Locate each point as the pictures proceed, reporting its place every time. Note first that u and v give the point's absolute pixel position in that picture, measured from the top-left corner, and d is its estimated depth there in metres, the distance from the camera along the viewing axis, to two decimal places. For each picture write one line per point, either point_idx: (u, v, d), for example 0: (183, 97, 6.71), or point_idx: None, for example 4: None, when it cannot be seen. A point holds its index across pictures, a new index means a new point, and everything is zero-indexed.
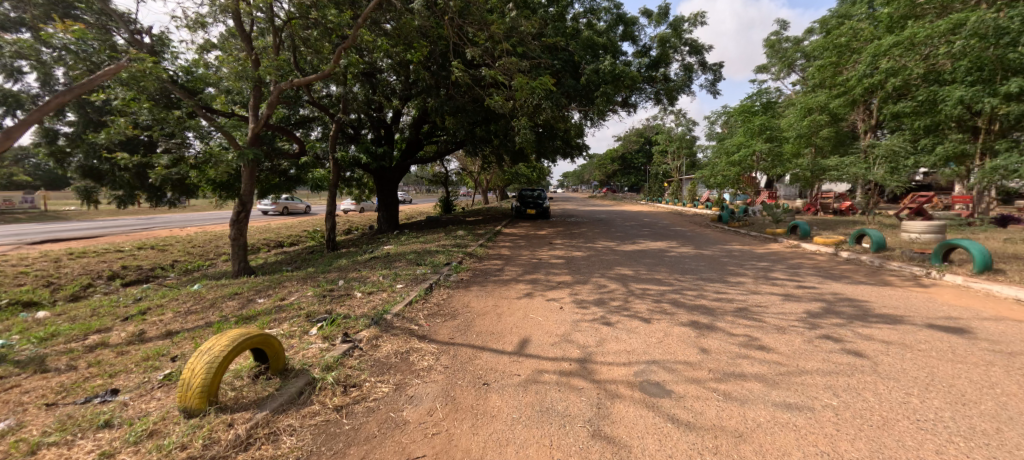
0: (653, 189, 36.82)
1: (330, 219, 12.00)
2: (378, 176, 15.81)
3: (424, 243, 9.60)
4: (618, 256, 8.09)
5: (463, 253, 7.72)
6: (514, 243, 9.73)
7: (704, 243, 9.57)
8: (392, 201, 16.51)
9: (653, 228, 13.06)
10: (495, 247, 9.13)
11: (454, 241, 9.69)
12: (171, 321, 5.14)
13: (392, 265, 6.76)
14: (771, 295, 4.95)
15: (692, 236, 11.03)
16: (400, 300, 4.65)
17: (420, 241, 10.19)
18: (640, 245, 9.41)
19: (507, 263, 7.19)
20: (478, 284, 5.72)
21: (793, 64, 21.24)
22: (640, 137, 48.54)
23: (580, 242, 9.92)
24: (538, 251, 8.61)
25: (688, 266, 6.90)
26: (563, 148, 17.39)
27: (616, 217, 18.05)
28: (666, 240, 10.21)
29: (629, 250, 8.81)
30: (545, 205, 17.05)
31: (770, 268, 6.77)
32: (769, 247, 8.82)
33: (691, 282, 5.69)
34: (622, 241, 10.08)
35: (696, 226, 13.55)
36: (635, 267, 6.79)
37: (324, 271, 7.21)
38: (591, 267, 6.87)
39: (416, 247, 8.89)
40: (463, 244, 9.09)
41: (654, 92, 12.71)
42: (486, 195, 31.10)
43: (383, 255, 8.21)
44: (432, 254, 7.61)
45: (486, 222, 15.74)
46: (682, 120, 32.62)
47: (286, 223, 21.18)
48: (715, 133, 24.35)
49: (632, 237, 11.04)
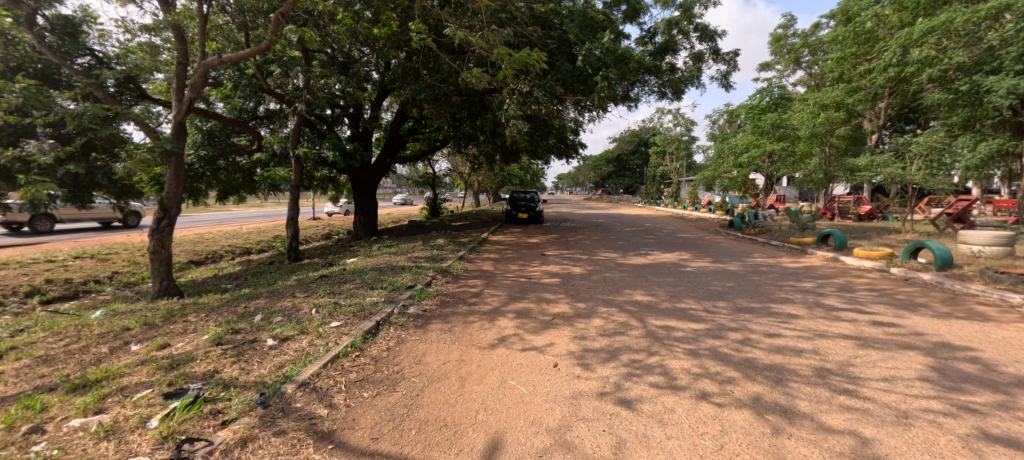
0: (650, 191, 35.53)
1: (292, 225, 10.51)
2: (354, 176, 14.36)
3: (394, 255, 8.14)
4: (624, 272, 6.68)
5: (435, 271, 6.28)
6: (501, 256, 8.26)
7: (722, 255, 8.18)
8: (371, 205, 15.04)
9: (659, 236, 11.67)
10: (477, 260, 7.69)
11: (429, 253, 8.23)
12: (5, 377, 3.64)
13: (339, 289, 5.29)
14: (847, 342, 3.56)
15: (704, 245, 9.65)
16: (322, 354, 3.22)
17: (393, 252, 8.72)
18: (648, 257, 8.01)
19: (487, 284, 5.76)
20: (444, 318, 4.29)
21: (799, 61, 20.08)
22: (635, 138, 47.26)
23: (577, 253, 8.48)
24: (527, 266, 7.17)
25: (714, 289, 5.48)
26: (558, 146, 16.04)
27: (615, 221, 16.65)
28: (676, 251, 8.81)
29: (636, 264, 7.39)
30: (537, 209, 15.65)
31: (817, 291, 5.37)
32: (800, 261, 7.45)
33: (727, 316, 4.29)
34: (626, 252, 8.66)
35: (705, 233, 12.18)
36: (649, 290, 5.38)
37: (258, 293, 5.73)
38: (593, 290, 5.44)
39: (382, 261, 7.42)
40: (439, 257, 7.64)
41: (658, 85, 11.37)
42: (476, 197, 29.59)
43: (340, 271, 6.74)
44: (395, 272, 6.15)
45: (473, 228, 14.32)
46: (680, 121, 31.36)
47: (258, 227, 19.56)
48: (718, 134, 23.09)
49: (636, 246, 9.62)
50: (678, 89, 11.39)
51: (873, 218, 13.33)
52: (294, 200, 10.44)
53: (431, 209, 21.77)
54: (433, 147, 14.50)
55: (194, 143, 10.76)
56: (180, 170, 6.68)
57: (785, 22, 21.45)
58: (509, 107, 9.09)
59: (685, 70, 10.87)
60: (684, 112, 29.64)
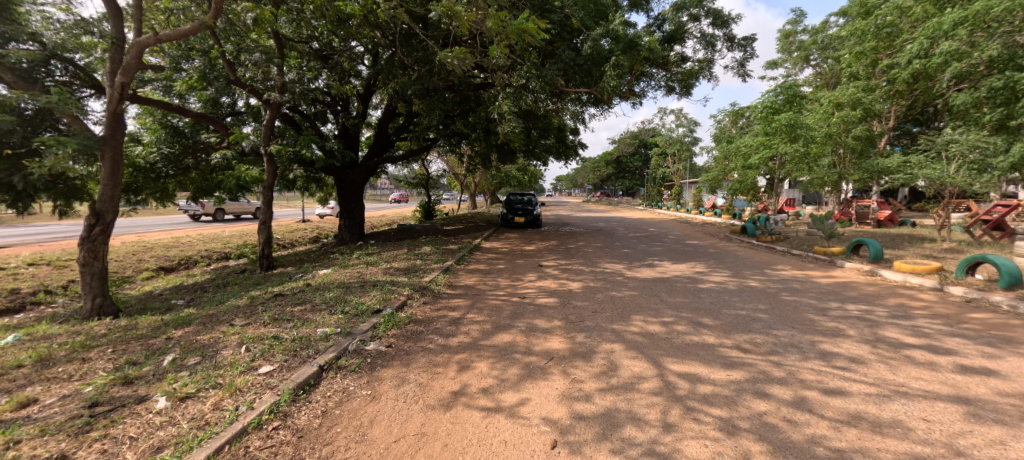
0: (651, 194, 34.58)
1: (264, 231, 9.55)
2: (339, 178, 13.44)
3: (372, 266, 7.20)
4: (631, 288, 5.75)
5: (411, 287, 5.34)
6: (491, 267, 7.33)
7: (742, 267, 7.23)
8: (359, 209, 14.12)
9: (666, 243, 10.73)
10: (463, 272, 6.76)
11: (411, 264, 7.30)
12: None
13: (289, 313, 4.34)
14: (948, 407, 2.63)
15: (717, 255, 8.73)
16: (222, 431, 2.31)
17: (371, 262, 7.78)
18: (658, 270, 7.08)
19: (471, 306, 4.83)
20: (410, 359, 3.36)
21: (808, 58, 19.27)
22: (636, 140, 46.44)
23: (577, 264, 7.54)
24: (520, 280, 6.24)
25: (743, 314, 4.55)
26: (557, 146, 15.16)
27: (616, 225, 15.72)
28: (688, 262, 7.89)
29: (645, 278, 6.45)
30: (535, 213, 14.71)
31: (870, 317, 4.43)
32: (833, 276, 6.53)
33: (772, 358, 3.36)
34: (631, 263, 7.73)
35: (716, 240, 11.25)
36: (665, 315, 4.44)
37: (197, 316, 4.78)
38: (598, 314, 4.50)
39: (356, 274, 6.46)
40: (421, 270, 6.70)
41: (667, 79, 10.67)
42: (472, 199, 28.74)
43: (304, 287, 5.80)
44: (365, 289, 5.20)
45: (466, 232, 13.39)
46: (683, 121, 30.53)
47: (243, 230, 18.60)
48: (722, 134, 22.26)
49: (643, 255, 8.69)
50: (687, 82, 10.69)
51: (895, 224, 12.42)
52: (267, 203, 9.51)
53: (424, 211, 20.86)
54: (424, 147, 13.63)
55: (158, 140, 9.80)
56: (117, 167, 5.77)
57: (795, 18, 20.59)
58: (504, 99, 8.13)
59: (696, 62, 10.14)
60: (687, 113, 28.79)
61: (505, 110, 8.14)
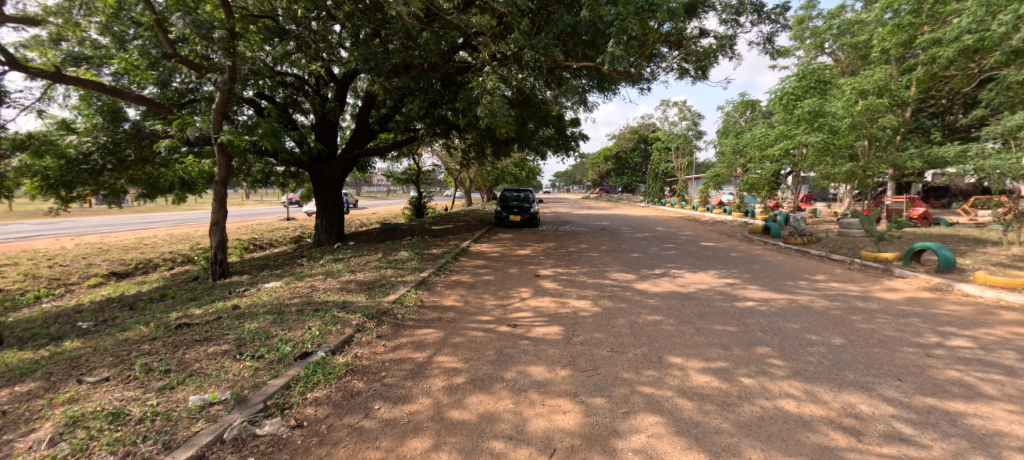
0: (652, 190, 32.47)
1: (218, 232, 8.22)
2: (315, 172, 12.07)
3: (332, 279, 5.88)
4: (653, 308, 4.47)
5: (365, 311, 4.04)
6: (477, 278, 6.04)
7: (780, 277, 5.96)
8: (339, 206, 12.78)
9: (681, 245, 9.48)
10: (440, 287, 5.45)
11: (379, 275, 5.98)
12: None
13: (174, 361, 3.02)
14: None
15: (742, 260, 7.46)
16: None
17: (334, 272, 6.46)
18: (682, 281, 5.83)
19: (442, 342, 3.54)
20: (328, 456, 2.10)
21: (823, 45, 17.97)
22: (635, 135, 45.03)
23: (580, 274, 6.25)
24: (511, 298, 4.94)
25: (816, 354, 3.31)
26: (555, 138, 13.92)
27: (620, 224, 14.41)
28: (712, 269, 6.62)
29: (668, 292, 5.16)
30: (532, 211, 13.44)
31: (995, 360, 3.20)
32: (900, 289, 5.30)
33: (910, 456, 2.11)
34: (644, 271, 6.44)
35: (735, 241, 9.99)
36: (711, 358, 3.17)
37: (59, 358, 3.44)
38: (616, 355, 3.23)
39: (305, 291, 5.14)
40: (388, 284, 5.40)
41: (680, 59, 9.52)
42: (466, 196, 27.37)
43: (230, 308, 4.49)
44: (302, 315, 3.90)
45: (456, 233, 12.13)
46: (685, 115, 29.20)
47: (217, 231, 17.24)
48: (729, 127, 20.94)
49: (657, 261, 7.39)
50: (702, 62, 9.51)
51: (930, 222, 11.17)
52: (219, 201, 8.20)
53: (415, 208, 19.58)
54: (409, 138, 12.34)
55: (96, 128, 8.54)
56: None
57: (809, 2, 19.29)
58: (489, 75, 7.05)
59: (716, 40, 8.96)
60: (690, 106, 27.49)
61: (486, 90, 7.01)
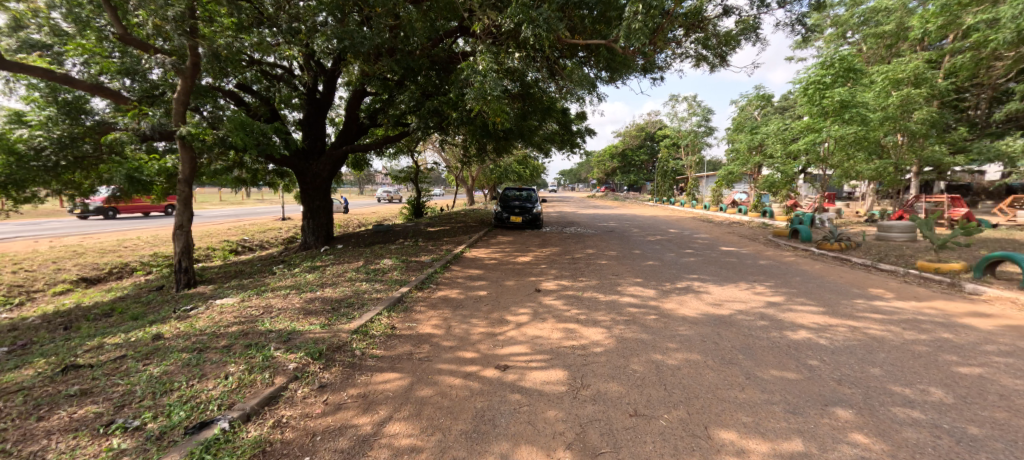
0: (663, 190, 30.28)
1: (182, 236, 7.37)
2: (300, 170, 11.21)
3: (295, 294, 4.97)
4: (683, 340, 3.55)
5: (312, 346, 3.13)
6: (466, 294, 5.11)
7: (828, 293, 5.01)
8: (328, 207, 11.91)
9: (700, 251, 8.52)
10: (420, 307, 4.52)
11: (350, 291, 5.05)
12: None
13: (14, 438, 2.13)
14: None
15: (774, 271, 6.50)
16: None
17: (303, 285, 5.55)
18: (712, 298, 4.88)
19: (405, 396, 2.63)
20: None
21: (846, 34, 16.84)
22: (642, 132, 43.93)
23: (588, 288, 5.31)
24: (505, 323, 4.02)
25: (925, 423, 2.37)
26: (559, 134, 12.99)
27: (629, 226, 13.44)
28: (742, 282, 5.66)
29: (697, 316, 4.23)
30: (535, 211, 12.51)
31: None
32: (982, 311, 4.35)
33: None
34: (664, 285, 5.49)
35: (760, 245, 9.02)
36: (778, 433, 2.25)
37: None
38: (643, 427, 2.31)
39: (253, 313, 4.22)
40: (358, 304, 4.47)
41: (698, 45, 8.55)
42: (468, 194, 26.45)
43: (151, 338, 3.58)
44: (228, 355, 2.98)
45: (453, 235, 11.26)
46: (694, 110, 28.09)
47: (205, 232, 16.43)
48: (744, 122, 19.85)
49: (676, 271, 6.43)
50: (724, 46, 8.48)
51: (974, 223, 10.11)
52: (183, 202, 7.29)
53: (414, 209, 18.98)
54: (401, 133, 11.47)
55: (50, 122, 7.57)
56: None
57: None
58: (482, 55, 6.17)
59: (739, 22, 7.97)
60: (701, 100, 26.36)
61: (479, 72, 6.15)
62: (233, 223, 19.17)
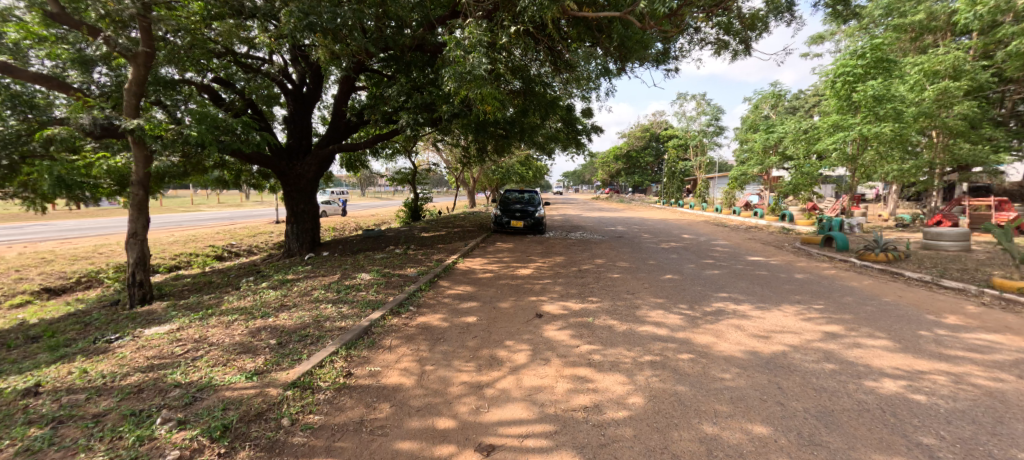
0: (670, 191, 28.98)
1: (134, 246, 6.50)
2: (281, 170, 10.32)
3: (240, 324, 4.03)
4: (735, 398, 2.63)
5: (216, 416, 2.24)
6: (453, 321, 4.18)
7: (899, 323, 4.08)
8: (314, 211, 11.00)
9: (723, 261, 7.57)
10: (391, 341, 3.61)
11: (309, 319, 4.13)
12: None
13: None
14: None
15: (817, 289, 5.55)
16: None
17: (257, 308, 4.61)
18: (757, 329, 3.95)
19: None
20: None
21: None
22: (648, 133, 42.92)
23: (601, 313, 4.40)
24: (497, 366, 3.11)
25: None
26: (564, 133, 12.09)
27: (639, 231, 12.49)
28: (787, 305, 4.72)
29: (745, 357, 3.30)
30: (536, 215, 11.59)
31: None
32: None
33: None
34: (692, 309, 4.56)
35: (790, 255, 8.07)
36: None
37: None
38: None
39: (175, 352, 3.31)
40: (313, 338, 3.55)
41: (719, 31, 7.67)
42: (470, 197, 25.52)
43: (18, 395, 2.65)
44: (90, 433, 2.08)
45: (449, 242, 10.38)
46: (704, 110, 27.06)
47: (191, 237, 15.53)
48: (758, 121, 18.87)
49: (703, 288, 5.49)
50: (750, 30, 7.53)
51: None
52: (136, 208, 6.45)
53: (413, 212, 18.32)
54: (392, 130, 10.56)
55: None
56: None
57: None
58: (471, 27, 5.35)
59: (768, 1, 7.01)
60: (711, 99, 25.33)
61: (460, 45, 5.39)
62: (223, 227, 18.30)
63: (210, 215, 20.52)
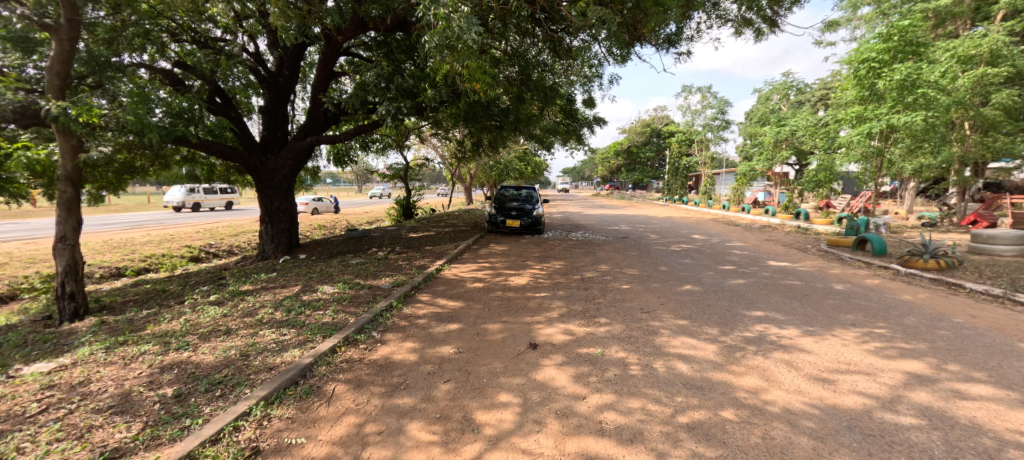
0: (672, 187, 28.01)
1: (67, 252, 5.61)
2: (253, 165, 9.35)
3: (143, 361, 3.07)
4: None
5: None
6: (424, 353, 3.26)
7: (994, 358, 3.20)
8: (291, 210, 10.07)
9: (745, 267, 6.66)
10: (335, 390, 2.71)
11: (237, 352, 3.18)
12: None
13: None
14: None
15: (868, 304, 4.63)
16: None
17: (179, 334, 3.63)
18: (817, 368, 3.05)
19: None
20: None
21: None
22: (648, 128, 41.94)
23: (613, 342, 3.48)
24: (472, 437, 2.23)
25: None
26: (564, 125, 11.14)
27: (645, 230, 11.57)
28: (842, 331, 3.80)
29: (815, 417, 2.41)
30: (534, 214, 10.65)
31: None
32: None
33: None
34: (726, 335, 3.65)
35: (820, 260, 7.16)
36: None
37: None
38: None
39: (25, 415, 2.37)
40: (225, 387, 2.63)
41: (742, 4, 6.69)
42: (466, 193, 24.53)
43: None
44: None
45: (438, 243, 9.46)
46: (708, 102, 26.05)
47: (166, 237, 14.54)
48: (769, 113, 17.84)
49: (731, 305, 4.58)
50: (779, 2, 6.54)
51: None
52: (64, 207, 5.52)
53: (404, 209, 17.40)
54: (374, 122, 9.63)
55: None
56: None
57: None
58: None
59: None
60: (716, 91, 24.32)
61: (439, 1, 4.36)
62: (204, 225, 17.30)
63: (194, 213, 19.52)
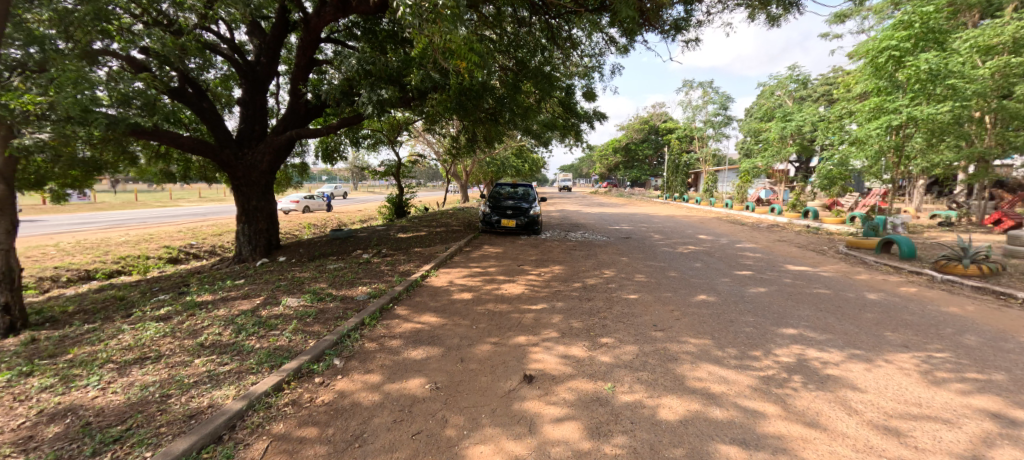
0: (672, 184, 27.41)
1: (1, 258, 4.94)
2: (227, 160, 8.66)
3: (33, 406, 2.44)
4: None
5: None
6: (392, 394, 2.64)
7: None
8: (270, 209, 9.39)
9: (762, 272, 6.06)
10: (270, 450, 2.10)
11: (156, 392, 2.55)
12: None
13: None
14: None
15: (914, 320, 4.03)
16: None
17: (97, 363, 2.99)
18: (880, 411, 2.46)
19: None
20: None
21: None
22: (646, 125, 41.32)
23: (624, 373, 2.89)
24: None
25: None
26: (562, 119, 10.48)
27: (648, 230, 10.96)
28: (893, 355, 3.21)
29: None
30: (531, 213, 10.03)
31: None
32: None
33: None
34: (760, 361, 3.05)
35: (842, 263, 6.57)
36: None
37: None
38: None
39: None
40: (119, 451, 2.02)
41: None
42: (461, 191, 23.85)
43: None
44: None
45: (428, 244, 8.83)
46: (710, 97, 25.42)
47: (144, 237, 13.81)
48: (775, 108, 17.21)
49: (757, 319, 3.98)
50: None
51: None
52: None
53: (396, 207, 16.74)
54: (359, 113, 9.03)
55: None
56: None
57: None
58: None
59: None
60: (718, 86, 23.69)
61: None
62: (187, 225, 16.56)
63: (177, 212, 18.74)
